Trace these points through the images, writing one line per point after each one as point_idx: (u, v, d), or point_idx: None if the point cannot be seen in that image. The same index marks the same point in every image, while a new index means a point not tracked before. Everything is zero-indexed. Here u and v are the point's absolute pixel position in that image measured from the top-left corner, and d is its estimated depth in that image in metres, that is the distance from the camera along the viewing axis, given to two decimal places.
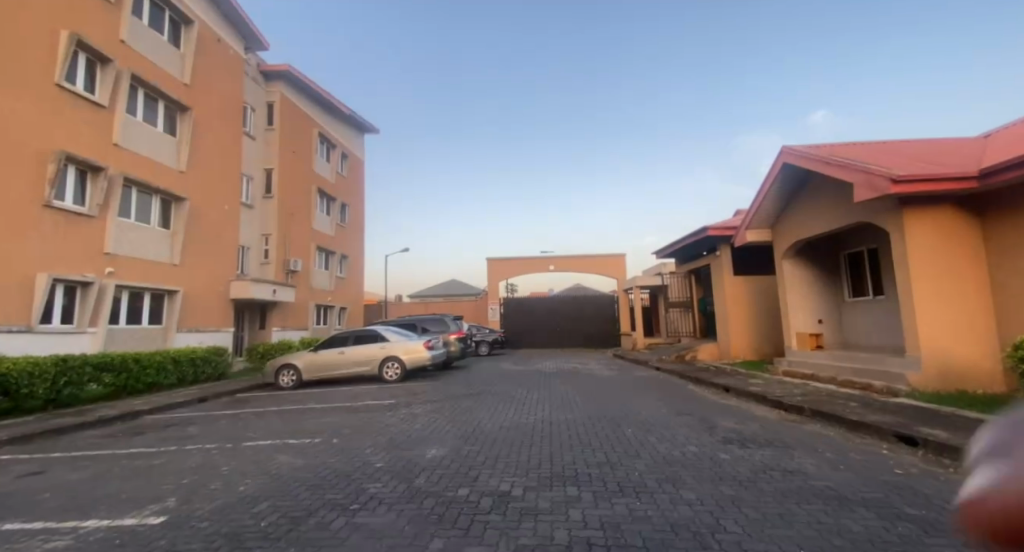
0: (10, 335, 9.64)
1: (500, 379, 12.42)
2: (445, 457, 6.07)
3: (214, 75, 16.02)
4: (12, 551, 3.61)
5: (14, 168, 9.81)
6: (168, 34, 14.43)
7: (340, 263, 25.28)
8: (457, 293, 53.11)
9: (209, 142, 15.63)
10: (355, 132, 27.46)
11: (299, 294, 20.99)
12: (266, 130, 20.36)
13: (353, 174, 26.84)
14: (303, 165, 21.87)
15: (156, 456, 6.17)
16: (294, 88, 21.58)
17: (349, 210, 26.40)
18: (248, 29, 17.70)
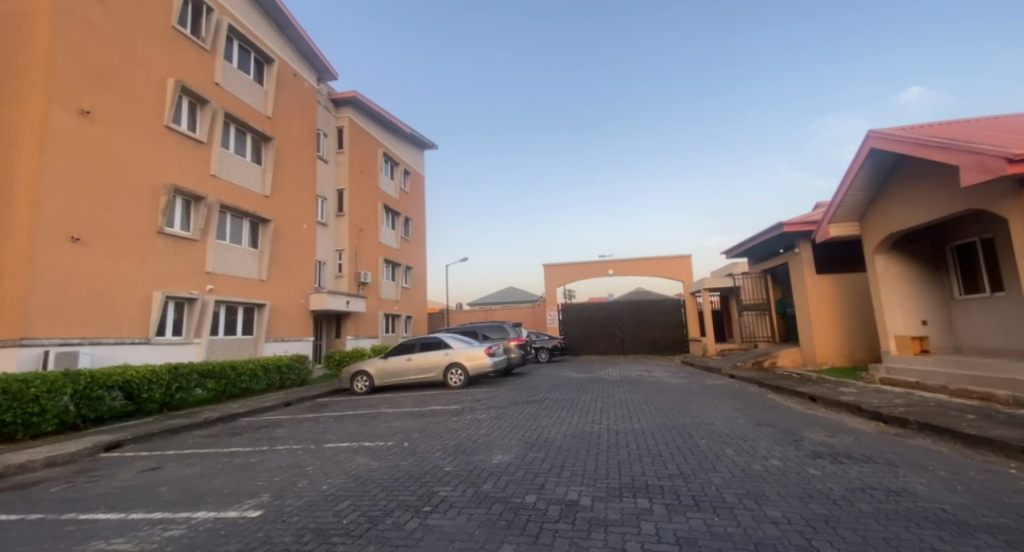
0: (132, 346, 10.97)
1: (563, 386, 12.29)
2: (511, 463, 6.09)
3: (291, 106, 17.42)
4: (139, 537, 4.07)
5: (133, 202, 11.22)
6: (253, 73, 15.90)
7: (405, 274, 26.33)
8: (516, 300, 53.49)
9: (289, 168, 16.97)
10: (416, 149, 28.64)
11: (369, 304, 22.10)
12: (337, 153, 21.76)
13: (414, 188, 27.97)
14: (370, 184, 23.09)
15: (251, 454, 6.72)
16: (360, 112, 22.93)
17: (412, 224, 27.48)
18: (319, 61, 19.00)
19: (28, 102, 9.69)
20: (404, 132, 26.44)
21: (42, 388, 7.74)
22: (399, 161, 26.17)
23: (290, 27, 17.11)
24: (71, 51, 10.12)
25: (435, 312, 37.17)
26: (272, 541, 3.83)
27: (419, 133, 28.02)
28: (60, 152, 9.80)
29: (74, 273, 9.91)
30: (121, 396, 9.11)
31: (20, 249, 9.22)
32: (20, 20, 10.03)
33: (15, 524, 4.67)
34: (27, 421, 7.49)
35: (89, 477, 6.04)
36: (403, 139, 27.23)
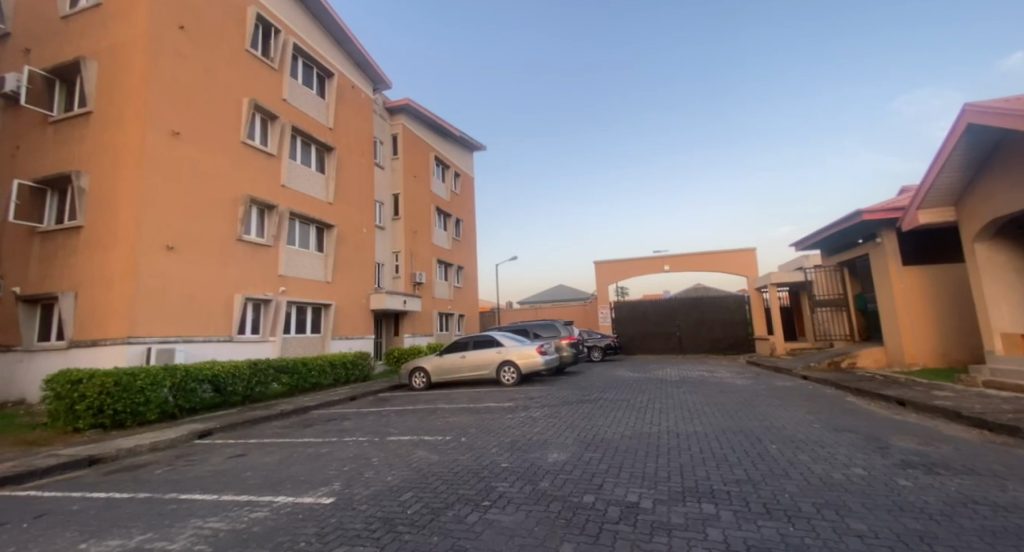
0: (217, 344, 11.94)
1: (618, 386, 12.06)
2: (567, 461, 6.06)
3: (350, 117, 18.25)
4: (229, 517, 4.43)
5: (215, 212, 12.21)
6: (316, 88, 16.80)
7: (457, 274, 26.85)
8: (567, 298, 53.14)
9: (349, 175, 17.78)
10: (465, 151, 29.11)
11: (424, 304, 22.75)
12: (392, 159, 22.56)
13: (465, 190, 28.48)
14: (423, 188, 23.74)
15: (322, 445, 7.13)
16: (413, 118, 23.65)
17: (463, 224, 27.99)
18: (374, 72, 19.75)
19: (128, 125, 10.79)
20: (454, 135, 26.98)
21: (146, 381, 8.64)
22: (450, 164, 26.73)
23: (348, 41, 17.92)
24: (160, 76, 11.13)
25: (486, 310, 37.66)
26: (345, 526, 4.05)
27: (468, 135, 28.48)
28: (154, 168, 10.82)
29: (169, 278, 10.93)
30: (210, 389, 9.97)
31: (124, 257, 10.29)
32: (119, 53, 11.20)
33: (128, 500, 5.24)
34: (135, 410, 8.39)
35: (185, 461, 6.66)
36: (453, 142, 27.77)
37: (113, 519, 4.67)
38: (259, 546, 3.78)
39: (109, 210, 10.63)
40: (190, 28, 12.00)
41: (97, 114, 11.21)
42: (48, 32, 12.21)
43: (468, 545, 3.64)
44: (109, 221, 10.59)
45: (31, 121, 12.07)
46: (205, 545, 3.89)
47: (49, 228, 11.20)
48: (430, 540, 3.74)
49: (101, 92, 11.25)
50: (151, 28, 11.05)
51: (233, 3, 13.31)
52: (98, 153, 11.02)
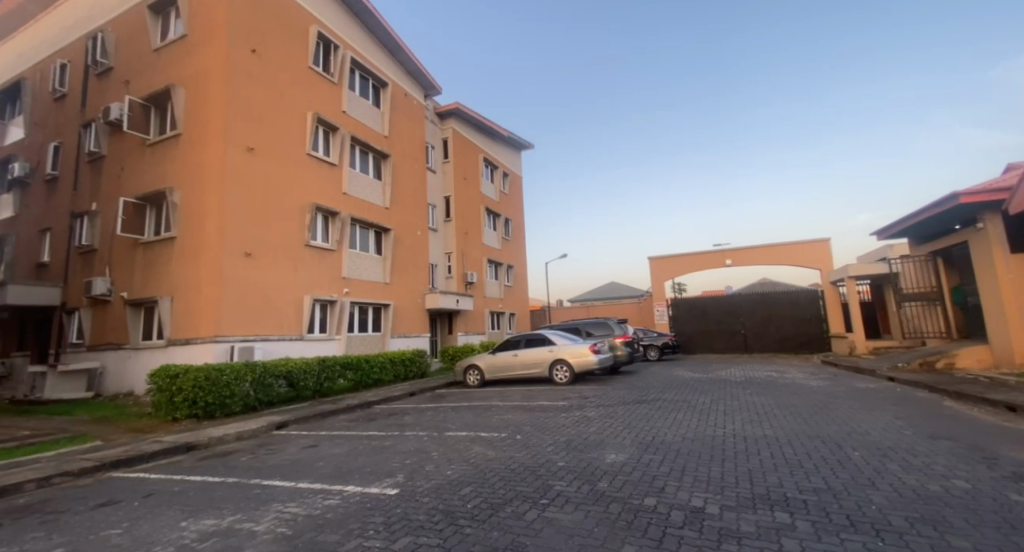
0: (289, 342, 12.68)
1: (678, 386, 11.61)
2: (626, 462, 5.89)
3: (404, 124, 18.79)
4: (305, 503, 4.69)
5: (284, 218, 12.98)
6: (372, 97, 17.42)
7: (507, 273, 26.97)
8: (618, 296, 52.10)
9: (404, 180, 18.31)
10: (514, 151, 29.21)
11: (476, 303, 23.07)
12: (443, 162, 23.03)
13: (513, 190, 28.58)
14: (473, 189, 24.07)
15: (386, 438, 7.39)
16: (462, 121, 24.04)
17: (512, 224, 28.09)
18: (425, 79, 20.21)
19: (209, 142, 11.71)
20: (503, 135, 27.15)
21: (231, 375, 9.33)
22: (498, 165, 26.97)
23: (401, 52, 18.45)
24: (234, 94, 11.97)
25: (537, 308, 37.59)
26: (409, 517, 4.16)
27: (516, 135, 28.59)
28: (231, 180, 11.66)
29: (247, 281, 11.76)
30: (285, 384, 10.61)
31: (208, 263, 11.20)
32: (200, 77, 12.20)
33: (220, 484, 5.68)
34: (222, 402, 9.09)
35: (266, 449, 7.13)
36: (502, 143, 27.99)
37: (206, 501, 5.07)
38: (333, 532, 3.96)
39: (195, 220, 11.61)
40: (260, 49, 12.81)
41: (184, 134, 12.28)
42: (143, 62, 13.49)
43: (528, 541, 3.62)
44: (195, 230, 11.57)
45: (131, 143, 13.40)
46: (285, 528, 4.13)
47: (149, 239, 12.39)
48: (490, 535, 3.76)
49: (186, 114, 12.31)
50: (226, 51, 11.91)
51: (297, 22, 14.06)
52: (186, 169, 12.08)
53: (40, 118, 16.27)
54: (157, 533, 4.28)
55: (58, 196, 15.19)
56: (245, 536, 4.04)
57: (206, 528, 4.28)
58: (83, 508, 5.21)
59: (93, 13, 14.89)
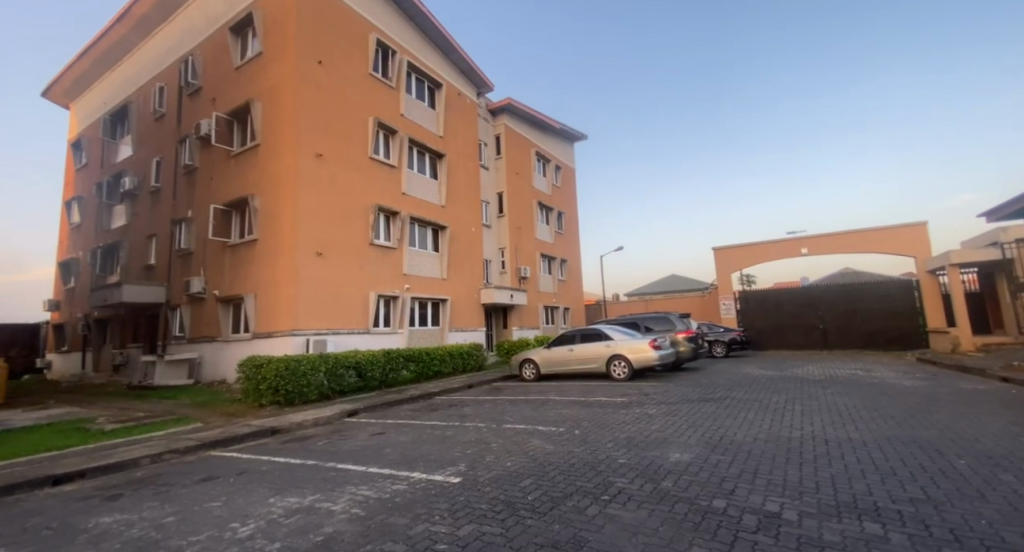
0: (357, 335, 13.29)
1: (747, 384, 10.96)
2: (692, 462, 5.63)
3: (458, 123, 19.06)
4: (375, 486, 4.91)
5: (350, 219, 13.59)
6: (427, 99, 17.80)
7: (560, 268, 26.74)
8: (677, 289, 50.11)
9: (459, 177, 18.59)
10: (566, 143, 28.85)
11: (530, 297, 23.08)
12: (495, 159, 23.14)
13: (566, 182, 28.25)
14: (525, 184, 24.05)
15: (448, 428, 7.56)
16: (515, 116, 24.07)
17: (566, 217, 27.78)
18: (478, 78, 20.34)
19: (283, 150, 12.52)
20: (556, 128, 26.88)
21: (307, 365, 9.95)
22: (550, 158, 26.75)
23: (454, 52, 18.67)
24: (303, 103, 12.67)
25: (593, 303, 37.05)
26: (472, 505, 4.22)
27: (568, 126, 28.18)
28: (303, 184, 12.38)
29: (318, 279, 12.46)
30: (355, 374, 11.15)
31: (285, 262, 12.02)
32: (274, 90, 13.05)
33: (300, 465, 6.08)
34: (301, 390, 9.72)
35: (339, 435, 7.53)
36: (554, 135, 27.69)
37: (289, 480, 5.44)
38: (402, 515, 4.09)
39: (273, 222, 12.48)
40: (326, 60, 13.48)
41: (261, 144, 13.22)
42: (226, 80, 14.63)
43: (590, 537, 3.54)
44: (273, 231, 12.44)
45: (218, 155, 14.60)
46: (359, 509, 4.32)
47: (235, 242, 13.47)
48: (552, 528, 3.72)
49: (263, 125, 13.22)
50: (295, 65, 12.64)
51: (358, 31, 14.64)
52: (264, 176, 12.99)
53: (143, 136, 18.14)
54: (249, 508, 4.64)
55: (160, 205, 16.87)
56: (324, 514, 4.27)
57: (291, 505, 4.58)
58: (189, 482, 5.76)
59: (184, 39, 16.36)
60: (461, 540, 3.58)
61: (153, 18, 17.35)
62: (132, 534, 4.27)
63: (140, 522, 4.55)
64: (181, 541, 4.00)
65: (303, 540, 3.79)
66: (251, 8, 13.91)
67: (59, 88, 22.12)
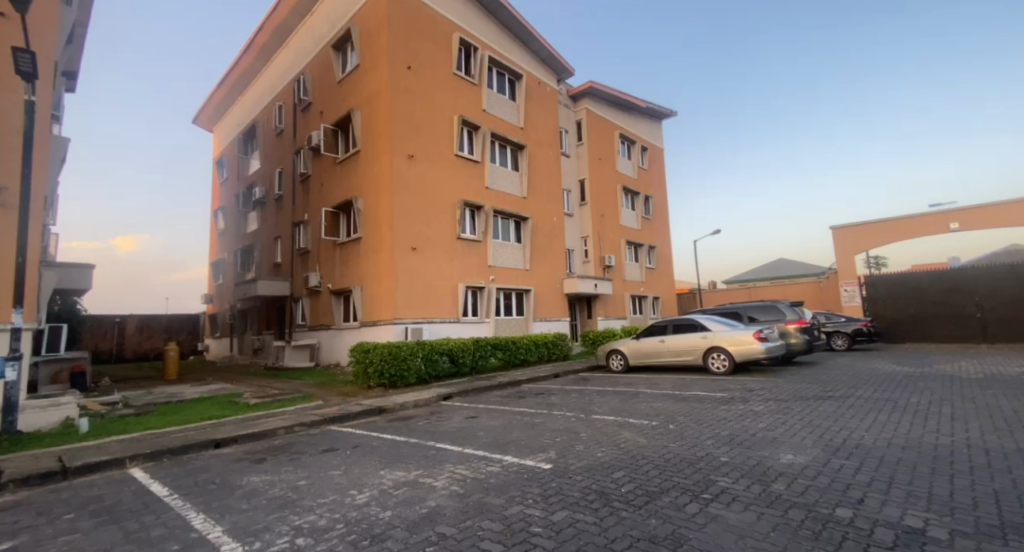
0: (447, 324, 13.93)
1: (875, 382, 9.61)
2: (807, 466, 5.07)
3: (539, 113, 18.97)
4: (472, 466, 5.16)
5: (439, 215, 14.24)
6: (508, 92, 17.94)
7: (649, 255, 25.58)
8: (785, 275, 45.37)
9: (541, 168, 18.54)
10: (654, 122, 27.40)
11: (615, 287, 22.39)
12: (578, 146, 22.72)
13: (654, 164, 26.86)
14: (609, 169, 23.28)
15: (537, 415, 7.67)
16: (599, 99, 23.36)
17: (654, 202, 26.45)
18: (558, 64, 19.97)
19: (380, 153, 13.46)
20: (643, 107, 25.62)
21: (407, 351, 10.67)
22: (636, 139, 25.54)
23: (534, 41, 18.52)
24: (396, 108, 13.49)
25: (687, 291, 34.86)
26: (564, 492, 4.24)
27: (654, 104, 26.67)
28: (398, 185, 13.23)
29: (413, 273, 13.25)
30: (448, 360, 11.72)
31: (385, 257, 12.97)
32: (371, 98, 14.04)
33: (405, 443, 6.58)
34: (401, 374, 10.48)
35: (436, 417, 8.01)
36: (640, 114, 26.36)
37: (395, 456, 5.91)
38: (497, 496, 4.25)
39: (374, 222, 13.50)
40: (414, 64, 14.18)
41: (361, 150, 14.33)
42: (331, 93, 16.06)
43: (691, 535, 3.37)
44: (375, 230, 13.46)
45: (327, 163, 16.12)
46: (458, 487, 4.56)
47: (343, 240, 14.82)
48: (648, 522, 3.61)
49: (362, 132, 14.32)
50: (387, 72, 13.47)
51: (442, 33, 15.17)
52: (364, 179, 14.10)
53: (267, 150, 20.65)
54: (364, 478, 5.13)
55: (283, 209, 19.10)
56: (427, 489, 4.58)
57: (399, 478, 4.98)
58: (314, 452, 6.52)
59: (296, 60, 18.25)
60: (555, 525, 3.62)
61: (272, 45, 19.61)
62: (273, 493, 4.94)
63: (280, 483, 5.26)
64: (311, 502, 4.54)
65: (410, 511, 4.09)
66: (349, 24, 15.09)
67: (205, 116, 25.97)
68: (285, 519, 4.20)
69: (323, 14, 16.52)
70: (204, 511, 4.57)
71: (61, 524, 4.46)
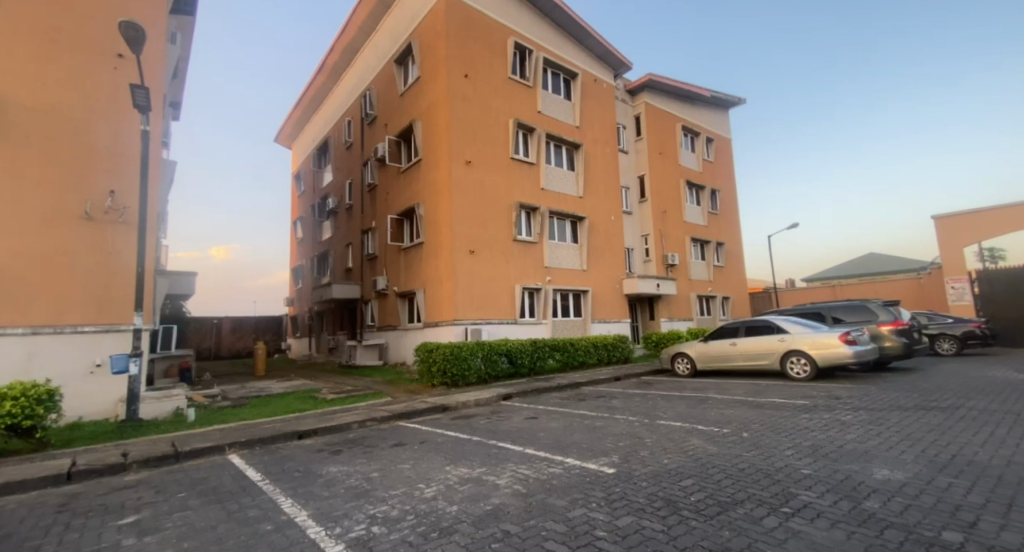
0: (505, 325, 14.09)
1: (988, 391, 8.43)
2: (906, 483, 4.57)
3: (595, 111, 18.63)
4: (534, 467, 5.20)
5: (497, 218, 14.47)
6: (563, 91, 17.80)
7: (717, 252, 24.18)
8: (878, 272, 40.87)
9: (597, 166, 18.18)
10: (720, 111, 25.92)
11: (680, 286, 21.42)
12: (636, 141, 22.05)
13: (721, 156, 25.39)
14: (671, 164, 22.33)
15: (598, 419, 7.56)
16: (659, 92, 22.50)
17: (721, 196, 24.98)
18: (615, 59, 19.46)
19: (439, 160, 13.92)
20: (707, 96, 24.34)
21: (467, 350, 10.96)
22: (701, 131, 24.30)
23: (589, 38, 18.21)
24: (454, 115, 13.88)
25: (762, 291, 32.46)
26: (630, 498, 4.16)
27: (720, 92, 25.25)
28: (456, 190, 13.62)
29: (472, 276, 13.58)
30: (507, 361, 11.83)
31: (445, 261, 13.40)
32: (430, 109, 14.57)
33: (468, 441, 6.77)
34: (462, 373, 10.77)
35: (497, 416, 8.15)
36: (704, 104, 25.05)
37: (459, 453, 6.10)
38: (560, 497, 4.26)
39: (435, 227, 13.99)
40: (471, 72, 14.51)
41: (422, 158, 14.91)
42: (394, 106, 16.86)
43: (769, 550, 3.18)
44: (435, 235, 13.94)
45: (392, 172, 16.93)
46: (521, 486, 4.62)
47: (407, 246, 15.50)
48: (721, 533, 3.45)
49: (423, 141, 14.89)
50: (445, 82, 13.88)
51: (497, 38, 15.38)
52: (426, 186, 14.65)
53: (338, 163, 22.07)
54: (431, 472, 5.36)
55: (353, 217, 20.32)
56: (491, 486, 4.69)
57: (463, 474, 5.14)
58: (385, 445, 6.91)
59: (363, 77, 19.33)
60: (621, 530, 3.56)
61: (341, 64, 20.93)
62: (350, 482, 5.31)
63: (356, 474, 5.63)
64: (384, 493, 4.83)
65: (476, 507, 4.22)
66: (409, 39, 15.77)
67: (285, 134, 28.24)
68: (361, 507, 4.49)
69: (386, 30, 17.38)
70: (292, 496, 5.01)
71: (175, 501, 5.09)
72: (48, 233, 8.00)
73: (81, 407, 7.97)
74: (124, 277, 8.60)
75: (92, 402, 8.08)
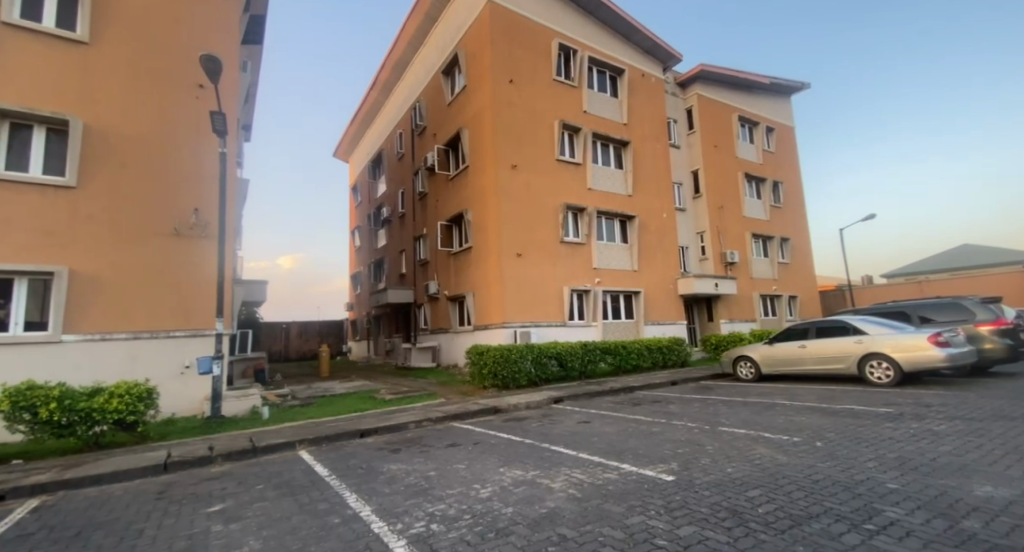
0: (554, 328, 14.02)
1: None
2: (1016, 501, 4.03)
3: (644, 107, 18.10)
4: (589, 471, 5.12)
5: (544, 221, 14.44)
6: (610, 89, 17.46)
7: (783, 248, 22.65)
8: (975, 265, 36.47)
9: (647, 162, 17.65)
10: (781, 98, 24.33)
11: (741, 286, 20.28)
12: (689, 135, 21.17)
13: (783, 146, 23.81)
14: (727, 157, 21.23)
15: (654, 424, 7.32)
16: (713, 82, 21.49)
17: (785, 188, 23.39)
18: (664, 52, 18.80)
19: (486, 166, 14.13)
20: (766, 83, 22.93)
21: (517, 353, 11.00)
22: (761, 120, 22.92)
23: (636, 33, 17.74)
24: (500, 121, 14.02)
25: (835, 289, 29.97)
26: (691, 507, 3.98)
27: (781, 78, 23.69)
28: (503, 194, 13.76)
29: (520, 279, 13.64)
30: (557, 364, 11.72)
31: (493, 265, 13.57)
32: (477, 116, 14.82)
33: (520, 443, 6.79)
34: (513, 376, 10.83)
35: (549, 419, 8.11)
36: (763, 92, 23.63)
37: (512, 455, 6.14)
38: (617, 503, 4.16)
39: (483, 232, 14.20)
40: (515, 77, 14.60)
41: (470, 165, 15.19)
42: (443, 115, 17.30)
43: None
44: (483, 239, 14.15)
45: (441, 180, 17.37)
46: (576, 490, 4.57)
47: (456, 251, 15.83)
48: (793, 548, 3.23)
49: (470, 148, 15.16)
50: (490, 89, 14.07)
51: (541, 42, 15.37)
52: (473, 193, 14.90)
53: (392, 173, 22.97)
54: (486, 473, 5.44)
55: (406, 225, 21.04)
56: (545, 489, 4.68)
57: (518, 476, 5.17)
58: (441, 446, 7.09)
59: (414, 89, 19.99)
60: (682, 540, 3.42)
61: (393, 79, 21.75)
62: (410, 480, 5.50)
63: (414, 472, 5.82)
64: (441, 492, 4.95)
65: (531, 509, 4.23)
66: (455, 49, 16.13)
67: (343, 148, 29.75)
68: (420, 505, 4.64)
69: (434, 42, 17.87)
70: (356, 492, 5.27)
71: (254, 493, 5.51)
72: (144, 247, 8.96)
73: (173, 404, 8.84)
74: (206, 286, 9.46)
75: (182, 400, 8.94)
